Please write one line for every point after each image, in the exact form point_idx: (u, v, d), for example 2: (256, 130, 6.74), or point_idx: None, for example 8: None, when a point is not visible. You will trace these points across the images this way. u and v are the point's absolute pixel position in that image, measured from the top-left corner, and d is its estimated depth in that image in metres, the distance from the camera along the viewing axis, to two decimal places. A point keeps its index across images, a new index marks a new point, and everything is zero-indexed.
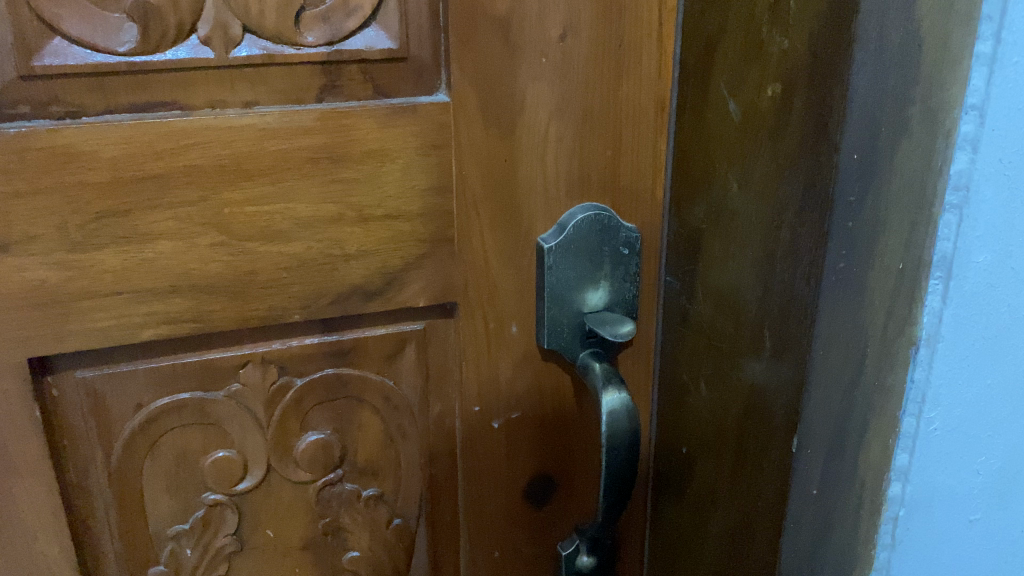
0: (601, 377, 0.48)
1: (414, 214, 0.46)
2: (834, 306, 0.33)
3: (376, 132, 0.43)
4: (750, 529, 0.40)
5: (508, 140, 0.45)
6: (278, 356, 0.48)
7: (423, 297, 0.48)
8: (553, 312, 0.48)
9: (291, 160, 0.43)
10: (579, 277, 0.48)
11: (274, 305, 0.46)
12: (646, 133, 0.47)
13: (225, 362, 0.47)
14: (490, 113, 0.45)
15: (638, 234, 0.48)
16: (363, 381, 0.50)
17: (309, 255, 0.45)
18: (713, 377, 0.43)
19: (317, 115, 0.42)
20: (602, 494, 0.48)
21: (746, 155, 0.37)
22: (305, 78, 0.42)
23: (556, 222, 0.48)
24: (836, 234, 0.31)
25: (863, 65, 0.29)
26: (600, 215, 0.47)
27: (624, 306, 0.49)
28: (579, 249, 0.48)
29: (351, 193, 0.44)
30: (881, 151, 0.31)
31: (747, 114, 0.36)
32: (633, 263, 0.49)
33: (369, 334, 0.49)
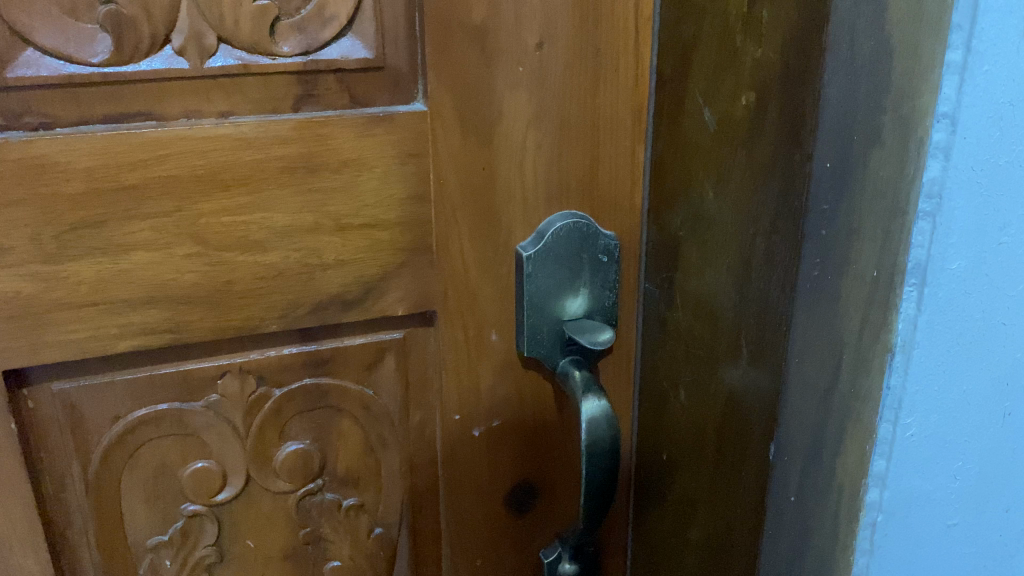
0: (581, 385, 0.48)
1: (392, 223, 0.46)
2: (808, 313, 0.33)
3: (354, 141, 0.43)
4: (730, 534, 0.41)
5: (485, 149, 0.45)
6: (257, 367, 0.48)
7: (402, 305, 0.48)
8: (533, 320, 0.48)
9: (268, 170, 0.43)
10: (558, 284, 0.48)
11: (252, 315, 0.45)
12: (623, 140, 0.47)
13: (203, 374, 0.47)
14: (468, 121, 0.45)
15: (617, 242, 0.49)
16: (342, 391, 0.50)
17: (287, 265, 0.45)
18: (692, 383, 0.43)
19: (293, 124, 0.42)
20: (583, 500, 0.48)
21: (722, 163, 0.37)
22: (281, 87, 0.42)
23: (535, 230, 0.48)
24: (810, 242, 0.32)
25: (834, 75, 0.29)
26: (579, 222, 0.47)
27: (604, 313, 0.50)
28: (558, 257, 0.48)
29: (329, 202, 0.44)
30: (853, 160, 0.31)
31: (722, 123, 0.36)
32: (612, 270, 0.49)
33: (348, 343, 0.49)
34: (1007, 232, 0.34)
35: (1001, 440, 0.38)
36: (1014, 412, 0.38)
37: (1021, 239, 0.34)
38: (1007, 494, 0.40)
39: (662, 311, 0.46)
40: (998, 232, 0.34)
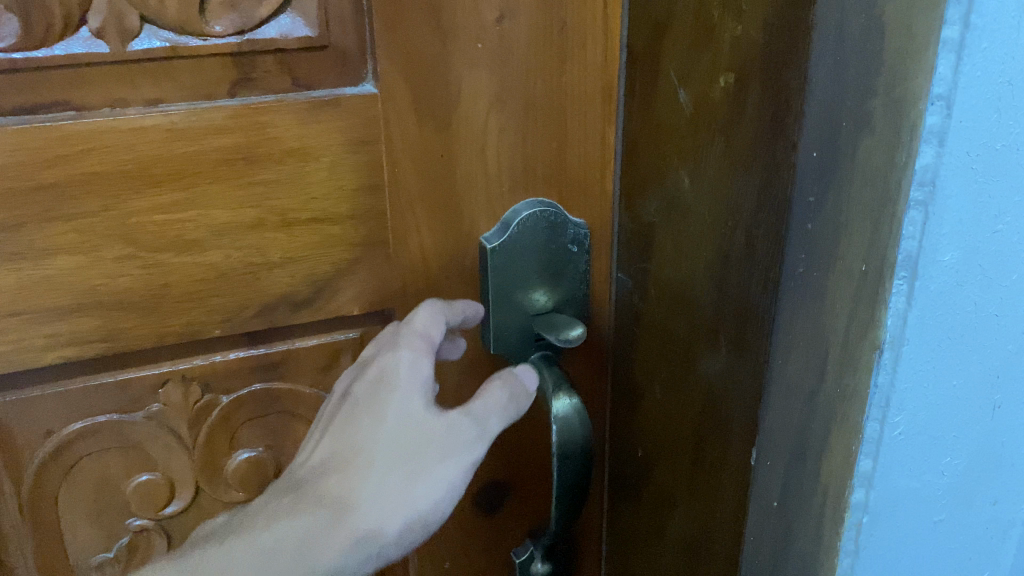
0: (551, 381, 0.45)
1: (344, 216, 0.42)
2: (793, 312, 0.30)
3: (298, 129, 0.40)
4: (709, 537, 0.39)
5: (443, 135, 0.42)
6: (201, 374, 0.44)
7: (356, 304, 0.45)
8: (499, 316, 0.46)
9: (203, 163, 0.39)
10: (525, 276, 0.45)
11: (193, 320, 0.42)
12: (592, 122, 0.44)
13: (143, 384, 0.43)
14: (423, 105, 0.41)
15: (587, 229, 0.46)
16: (295, 395, 0.47)
17: (229, 265, 0.41)
18: (666, 379, 0.41)
19: (229, 112, 0.38)
20: (555, 501, 0.46)
21: (699, 148, 0.34)
22: (214, 71, 0.38)
23: (500, 220, 0.45)
24: (796, 237, 0.29)
25: (823, 54, 0.27)
26: (546, 210, 0.45)
27: (574, 306, 0.47)
28: (525, 248, 0.45)
29: (273, 196, 0.41)
30: (842, 148, 0.28)
31: (698, 106, 0.34)
32: (583, 260, 0.46)
33: (300, 345, 0.45)
34: (1003, 219, 0.32)
35: (991, 434, 0.37)
36: (1005, 404, 0.36)
37: (1016, 227, 0.33)
38: (995, 486, 0.38)
39: (636, 303, 0.44)
40: (993, 219, 0.32)
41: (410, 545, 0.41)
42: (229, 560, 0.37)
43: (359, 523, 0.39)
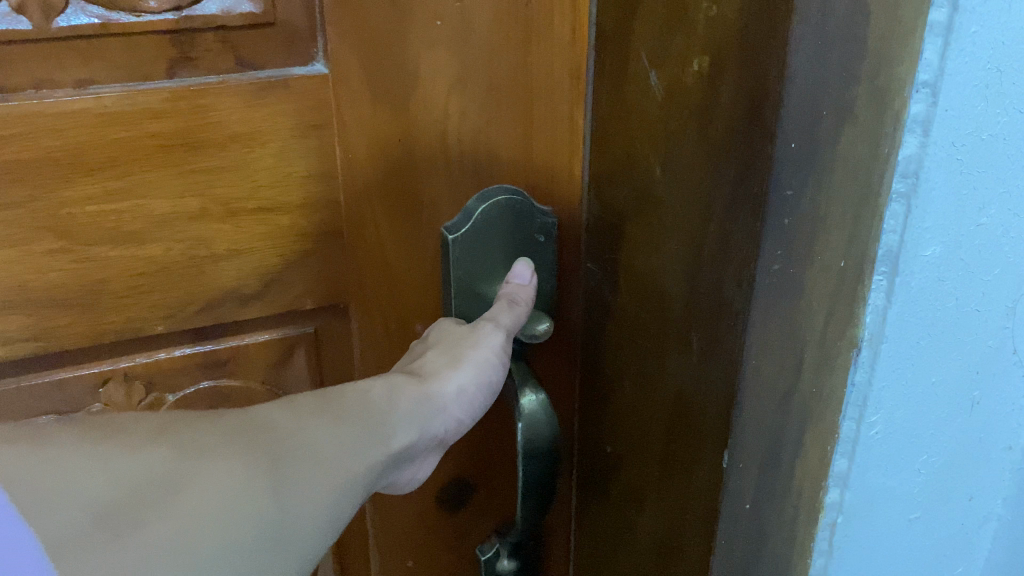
0: (518, 376, 0.44)
1: (294, 206, 0.40)
2: (768, 311, 0.29)
3: (243, 113, 0.37)
4: (677, 537, 0.37)
5: (400, 118, 0.40)
6: (144, 373, 0.42)
7: (309, 297, 0.43)
8: (462, 306, 0.44)
9: (139, 149, 0.36)
10: (488, 267, 0.43)
11: (133, 317, 0.39)
12: (559, 105, 0.41)
13: (81, 385, 0.41)
14: (378, 87, 0.39)
15: (555, 220, 0.43)
16: (247, 394, 0.44)
17: (170, 258, 0.39)
18: (636, 376, 0.39)
19: (167, 94, 0.36)
20: (522, 501, 0.45)
21: (671, 135, 0.32)
22: (150, 50, 0.35)
23: (462, 208, 0.42)
24: (772, 233, 0.27)
25: (804, 39, 0.25)
26: (510, 198, 0.42)
27: (541, 298, 0.45)
28: (488, 238, 0.43)
29: (216, 184, 0.38)
30: (822, 139, 0.27)
31: (671, 90, 0.32)
32: (550, 252, 0.44)
33: (250, 341, 0.43)
34: (987, 212, 0.31)
35: (968, 431, 0.36)
36: (983, 400, 0.36)
37: (1000, 219, 0.31)
38: (971, 481, 0.38)
39: (607, 296, 0.42)
40: (977, 212, 0.31)
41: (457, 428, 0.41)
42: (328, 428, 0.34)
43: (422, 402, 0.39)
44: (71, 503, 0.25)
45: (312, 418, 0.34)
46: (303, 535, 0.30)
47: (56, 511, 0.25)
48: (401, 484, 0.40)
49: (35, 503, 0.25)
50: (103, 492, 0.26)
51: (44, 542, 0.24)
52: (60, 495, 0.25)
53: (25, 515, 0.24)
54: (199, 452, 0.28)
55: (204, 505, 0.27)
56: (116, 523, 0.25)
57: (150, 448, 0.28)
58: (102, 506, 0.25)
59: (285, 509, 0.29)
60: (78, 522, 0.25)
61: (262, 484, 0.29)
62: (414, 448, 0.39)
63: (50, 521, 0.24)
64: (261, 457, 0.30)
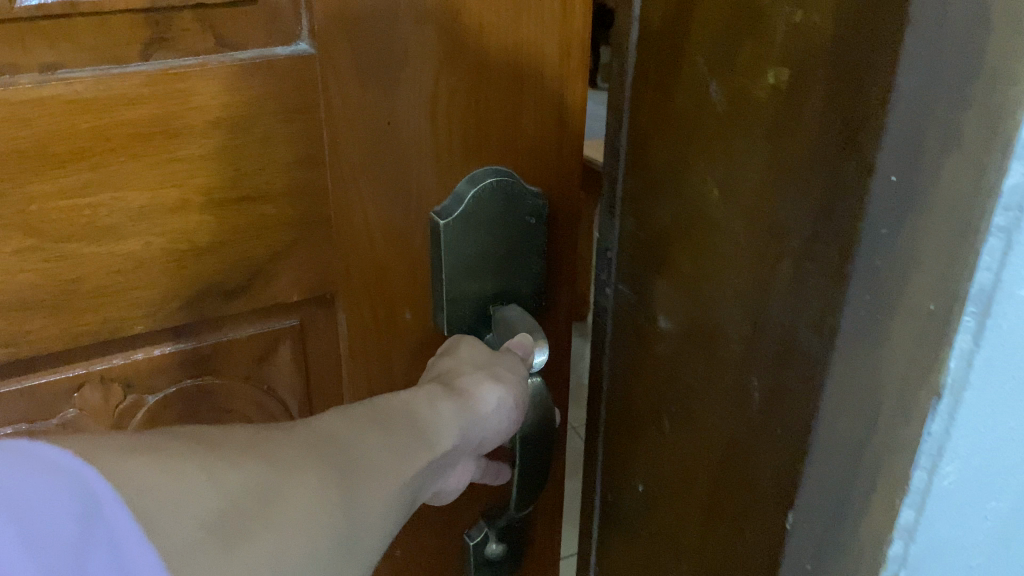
0: None
1: (278, 194, 0.38)
2: (850, 362, 0.29)
3: (224, 97, 0.35)
4: (720, 539, 0.38)
5: (388, 98, 0.38)
6: (122, 375, 0.39)
7: (297, 290, 0.41)
8: (454, 295, 0.43)
9: (113, 138, 0.33)
10: (480, 251, 0.42)
11: (110, 317, 0.37)
12: (549, 82, 0.41)
13: (54, 390, 0.38)
14: (365, 66, 0.37)
15: (545, 200, 0.43)
16: (230, 391, 0.43)
17: (149, 254, 0.36)
18: (677, 389, 0.39)
19: (143, 79, 0.33)
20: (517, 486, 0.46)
21: (734, 153, 0.33)
22: (123, 30, 0.32)
23: (452, 192, 0.41)
24: (859, 271, 0.28)
25: (913, 70, 0.24)
26: (502, 180, 0.42)
27: (531, 282, 0.45)
28: (480, 221, 0.42)
29: (197, 173, 0.36)
30: (925, 167, 0.26)
31: (735, 102, 0.32)
32: (541, 233, 0.44)
33: (234, 336, 0.41)
34: None
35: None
36: None
37: None
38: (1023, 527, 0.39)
39: (644, 315, 0.40)
40: None
41: (494, 434, 0.40)
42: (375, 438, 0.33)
43: (461, 409, 0.38)
44: (186, 514, 0.24)
45: (363, 429, 0.33)
46: (372, 537, 0.30)
47: (174, 522, 0.24)
48: (446, 493, 0.39)
49: (160, 508, 0.24)
50: (210, 503, 0.25)
51: (168, 556, 0.23)
52: (174, 507, 0.24)
53: (147, 524, 0.23)
54: (280, 463, 0.28)
55: (295, 519, 0.27)
56: (224, 535, 0.25)
57: (239, 458, 0.27)
58: (213, 518, 0.25)
59: (357, 518, 0.29)
60: (196, 534, 0.24)
61: (335, 493, 0.29)
62: (456, 455, 0.38)
63: (172, 531, 0.23)
64: (335, 469, 0.30)
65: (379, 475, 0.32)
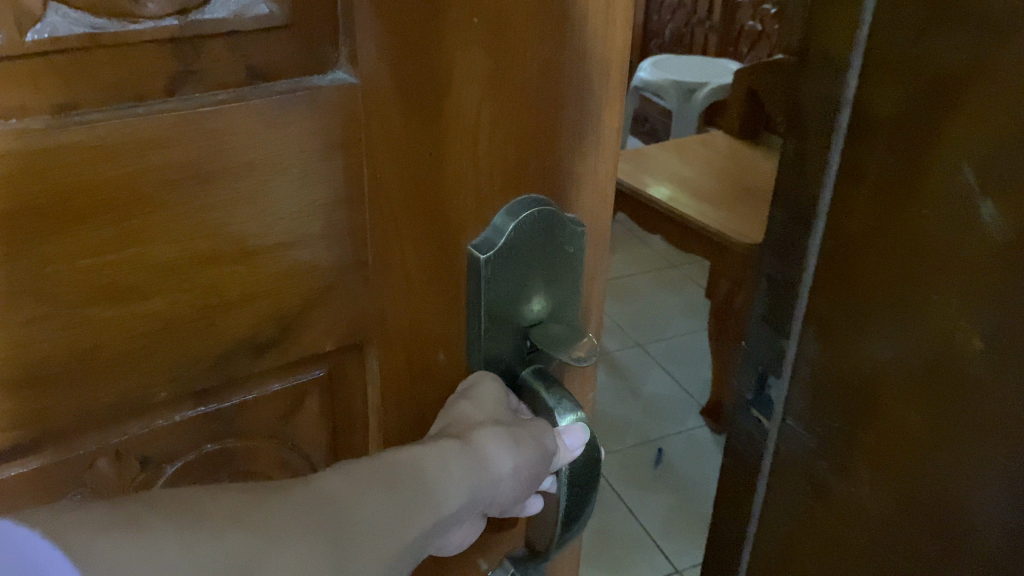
0: (554, 398, 0.36)
1: (313, 238, 0.34)
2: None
3: (260, 137, 0.31)
4: (917, 464, 0.63)
5: (431, 127, 0.31)
6: (138, 447, 0.34)
7: (328, 338, 0.37)
8: (489, 340, 0.36)
9: (139, 187, 0.29)
10: (521, 283, 0.35)
11: (132, 385, 0.32)
12: (615, 90, 0.33)
13: (64, 471, 0.33)
14: (408, 96, 0.31)
15: (583, 225, 0.36)
16: (253, 451, 0.38)
17: (177, 313, 0.32)
18: (910, 412, 0.62)
19: (172, 121, 0.29)
20: (553, 548, 0.38)
21: (990, 258, 0.54)
22: (147, 65, 0.28)
23: (489, 223, 0.34)
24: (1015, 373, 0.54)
25: None
26: (544, 209, 0.34)
27: (566, 314, 0.38)
28: (520, 255, 0.35)
29: (229, 221, 0.32)
30: None
31: (1007, 230, 0.52)
32: (578, 261, 0.37)
33: (259, 393, 0.37)
34: None
35: None
36: None
37: None
38: None
39: (847, 350, 0.65)
40: None
41: (513, 497, 0.35)
42: (375, 498, 0.30)
43: (476, 467, 0.34)
44: None
45: (364, 485, 0.30)
46: None
47: None
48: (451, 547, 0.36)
49: None
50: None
51: None
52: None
53: None
54: (271, 530, 0.27)
55: None
56: None
57: (227, 525, 0.26)
58: None
59: None
60: None
61: (325, 561, 0.27)
62: (464, 513, 0.34)
63: None
64: (327, 535, 0.28)
65: (376, 539, 0.30)
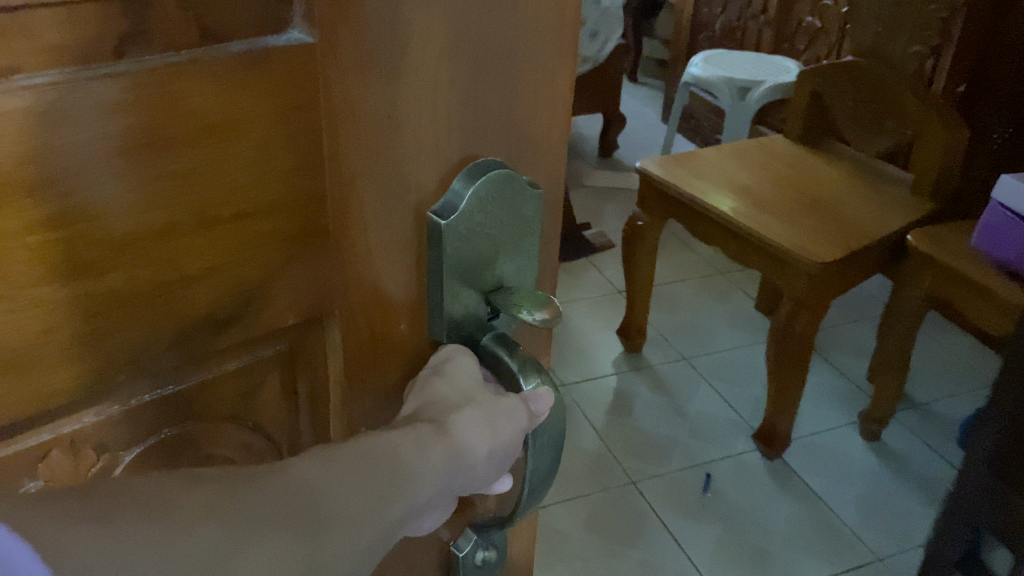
0: (516, 360, 0.38)
1: (276, 206, 0.31)
2: None
3: (216, 99, 0.28)
4: None
5: (390, 92, 0.31)
6: (95, 434, 0.31)
7: (292, 312, 0.34)
8: (454, 306, 0.37)
9: (91, 155, 0.26)
10: (484, 245, 0.37)
11: (90, 368, 0.29)
12: (551, 49, 0.35)
13: (7, 467, 0.29)
14: (368, 60, 0.30)
15: (541, 191, 0.38)
16: (216, 428, 0.35)
17: (134, 290, 0.29)
18: None
19: (122, 83, 0.26)
20: (516, 514, 0.39)
21: None
22: (94, 22, 0.25)
23: (447, 191, 0.35)
24: None
25: None
26: (499, 174, 0.35)
27: (521, 279, 0.40)
28: (480, 220, 0.36)
29: (188, 190, 0.29)
30: None
31: None
32: (535, 225, 0.38)
33: (218, 370, 0.34)
34: None
35: None
36: None
37: None
38: None
39: None
40: None
41: (490, 474, 0.36)
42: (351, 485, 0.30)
43: (451, 448, 0.34)
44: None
45: (344, 467, 0.31)
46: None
47: None
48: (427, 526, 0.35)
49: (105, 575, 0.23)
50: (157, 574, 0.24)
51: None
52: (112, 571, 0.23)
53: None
54: (241, 527, 0.26)
55: None
56: None
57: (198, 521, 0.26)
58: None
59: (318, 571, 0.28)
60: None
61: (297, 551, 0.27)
62: (442, 496, 0.34)
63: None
64: (302, 528, 0.28)
65: (352, 526, 0.30)
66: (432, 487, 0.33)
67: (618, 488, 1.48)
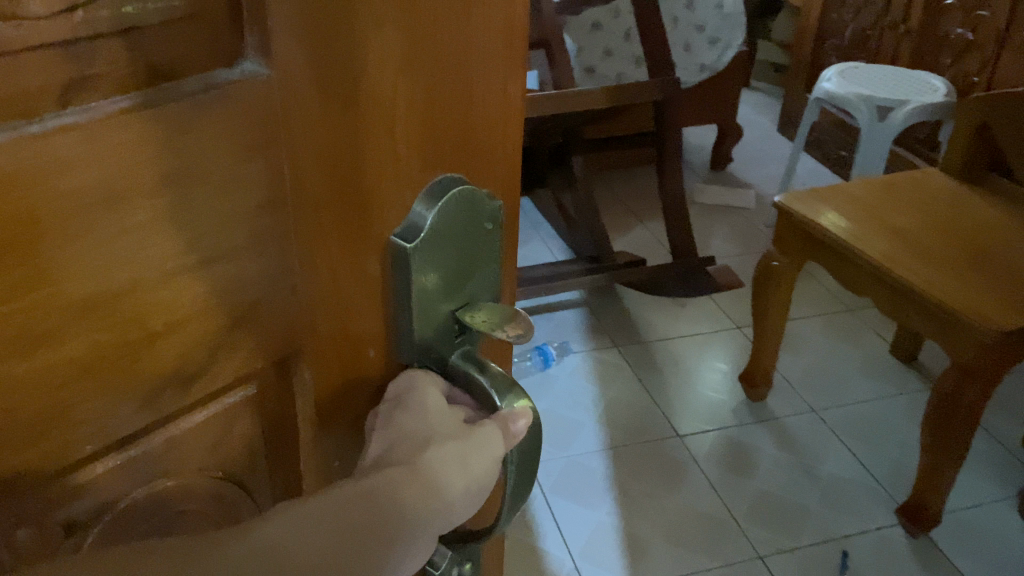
0: (493, 381, 0.38)
1: (236, 248, 0.29)
2: None
3: (176, 146, 0.26)
4: None
5: (348, 120, 0.30)
6: (60, 503, 0.29)
7: (259, 356, 0.32)
8: (422, 326, 0.37)
9: (43, 218, 0.24)
10: (454, 265, 0.37)
11: (53, 445, 0.27)
12: (505, 64, 0.34)
13: None
14: (320, 89, 0.29)
15: (500, 203, 0.38)
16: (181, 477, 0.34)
17: (99, 355, 0.27)
18: None
19: (75, 137, 0.23)
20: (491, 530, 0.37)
21: None
22: (36, 71, 0.23)
23: (408, 216, 0.34)
24: None
25: None
26: (461, 190, 0.35)
27: (487, 293, 0.40)
28: (445, 240, 0.35)
29: (148, 243, 0.27)
30: None
31: None
32: (497, 237, 0.38)
33: (184, 425, 0.32)
34: None
35: None
36: None
37: None
38: None
39: None
40: None
41: (471, 505, 0.36)
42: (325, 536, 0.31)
43: (424, 488, 0.34)
44: None
45: (315, 526, 0.31)
46: None
47: None
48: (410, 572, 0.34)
49: None
50: None
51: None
52: None
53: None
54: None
55: None
56: None
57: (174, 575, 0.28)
58: None
59: None
60: None
61: None
62: (423, 536, 0.34)
63: None
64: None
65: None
66: (409, 528, 0.33)
67: (747, 562, 1.33)
